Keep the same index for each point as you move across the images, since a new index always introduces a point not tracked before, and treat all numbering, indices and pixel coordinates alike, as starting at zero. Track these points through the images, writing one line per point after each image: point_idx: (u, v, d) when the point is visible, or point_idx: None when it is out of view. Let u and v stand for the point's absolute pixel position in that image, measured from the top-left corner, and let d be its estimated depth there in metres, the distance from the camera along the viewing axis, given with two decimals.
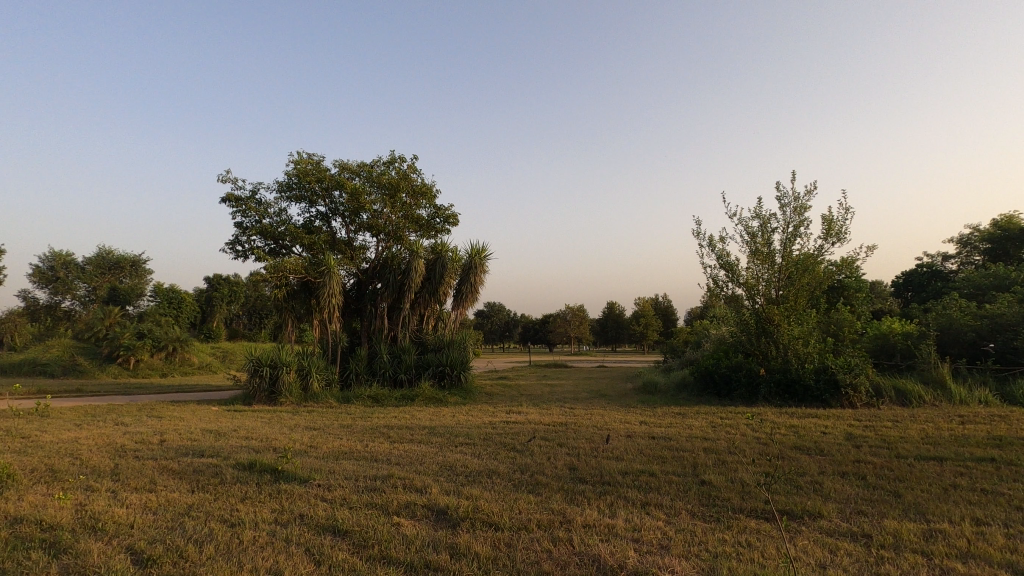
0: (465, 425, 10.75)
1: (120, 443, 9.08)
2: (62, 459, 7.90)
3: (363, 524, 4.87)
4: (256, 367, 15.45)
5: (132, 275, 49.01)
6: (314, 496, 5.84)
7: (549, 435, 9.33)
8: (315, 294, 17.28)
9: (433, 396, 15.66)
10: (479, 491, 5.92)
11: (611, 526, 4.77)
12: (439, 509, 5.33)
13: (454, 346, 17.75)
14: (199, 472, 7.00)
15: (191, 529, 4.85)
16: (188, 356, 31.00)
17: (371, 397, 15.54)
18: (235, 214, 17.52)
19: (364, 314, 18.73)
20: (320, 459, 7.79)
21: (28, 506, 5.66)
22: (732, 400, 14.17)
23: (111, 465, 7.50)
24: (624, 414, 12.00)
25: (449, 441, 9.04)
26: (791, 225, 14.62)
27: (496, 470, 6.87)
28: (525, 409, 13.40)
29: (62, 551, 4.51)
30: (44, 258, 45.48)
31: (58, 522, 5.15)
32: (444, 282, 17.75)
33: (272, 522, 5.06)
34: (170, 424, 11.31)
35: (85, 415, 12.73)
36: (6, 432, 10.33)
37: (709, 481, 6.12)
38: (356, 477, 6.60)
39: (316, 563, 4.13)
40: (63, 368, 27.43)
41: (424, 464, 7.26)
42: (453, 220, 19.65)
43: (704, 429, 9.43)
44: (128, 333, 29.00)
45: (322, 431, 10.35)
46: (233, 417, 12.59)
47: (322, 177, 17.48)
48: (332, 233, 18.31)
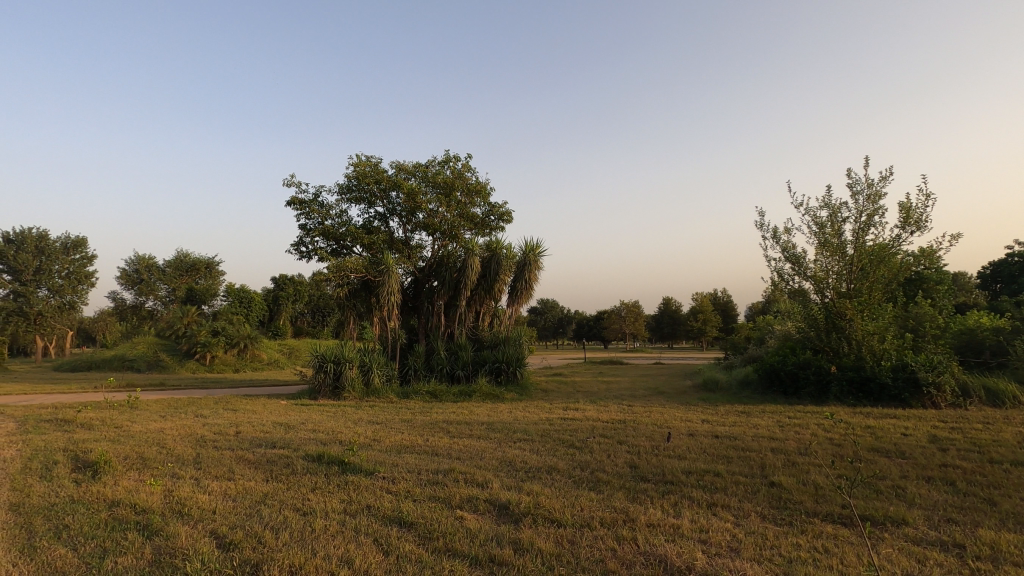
0: (523, 421, 10.81)
1: (200, 434, 9.69)
2: (150, 447, 8.52)
3: (428, 517, 4.98)
4: (321, 362, 16.11)
5: (207, 277, 51.96)
6: (379, 488, 6.02)
7: (608, 432, 9.22)
8: (374, 292, 17.78)
9: (490, 392, 15.81)
10: (540, 487, 5.92)
11: (677, 526, 4.66)
12: (500, 504, 5.37)
13: (509, 343, 17.86)
14: (273, 463, 7.37)
15: (268, 516, 5.12)
16: (258, 352, 32.67)
17: (430, 393, 15.88)
18: (300, 216, 18.26)
19: (421, 311, 19.11)
20: (384, 452, 8.05)
21: (124, 490, 6.15)
22: (800, 399, 13.51)
23: (193, 454, 8.01)
24: (685, 412, 11.71)
25: (508, 437, 9.10)
26: (865, 214, 13.79)
27: (556, 467, 6.85)
28: (583, 406, 13.31)
29: (154, 532, 4.85)
30: (129, 262, 49.14)
31: (150, 505, 5.55)
32: (499, 279, 17.86)
33: (341, 512, 5.25)
34: (244, 417, 11.96)
35: (168, 407, 13.66)
36: (102, 423, 11.22)
37: (779, 483, 5.87)
38: (418, 471, 6.76)
39: (385, 553, 4.25)
40: (148, 364, 29.59)
41: (484, 460, 7.34)
42: (508, 217, 19.75)
43: (771, 429, 9.05)
44: (204, 331, 30.87)
45: (384, 426, 10.66)
46: (301, 411, 13.20)
47: (380, 178, 17.98)
48: (390, 233, 18.81)
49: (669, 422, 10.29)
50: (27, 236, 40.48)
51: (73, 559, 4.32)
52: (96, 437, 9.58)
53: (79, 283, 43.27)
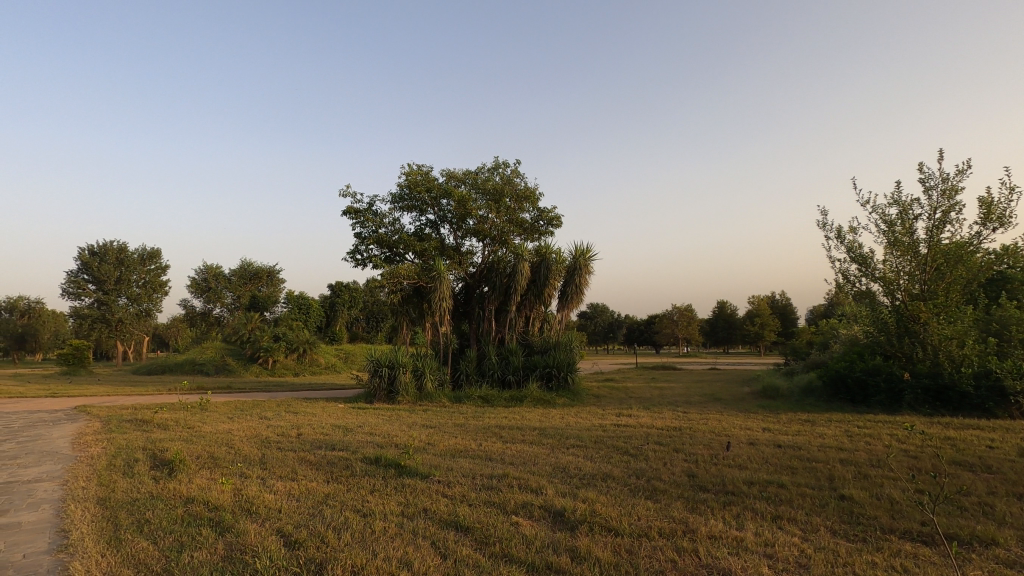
0: (576, 427, 10.73)
1: (266, 436, 10.14)
2: (220, 447, 9.00)
3: (484, 521, 5.01)
4: (376, 367, 16.56)
5: (269, 284, 54.41)
6: (435, 491, 6.11)
7: (663, 440, 9.01)
8: (427, 298, 18.12)
9: (542, 397, 15.79)
10: (596, 494, 5.84)
11: (740, 538, 4.49)
12: (556, 511, 5.33)
13: (560, 348, 17.78)
14: (333, 464, 7.62)
15: (329, 517, 5.28)
16: (316, 357, 33.89)
17: (481, 397, 16.01)
18: (355, 225, 18.85)
19: (472, 316, 19.31)
20: (439, 456, 8.17)
21: (198, 487, 6.51)
22: (869, 407, 12.81)
23: (259, 454, 8.40)
24: (744, 419, 11.30)
25: (561, 442, 9.05)
26: (939, 210, 12.93)
27: (611, 474, 6.76)
28: (636, 412, 13.05)
29: (225, 529, 5.10)
30: (199, 271, 52.06)
31: (221, 503, 5.84)
32: (549, 283, 17.82)
33: (399, 514, 5.37)
34: (305, 420, 12.44)
35: (235, 410, 14.36)
36: (176, 423, 11.93)
37: (850, 496, 5.55)
38: (473, 475, 6.82)
39: (442, 556, 4.31)
40: (216, 368, 31.27)
41: (538, 465, 7.32)
42: (557, 221, 19.71)
43: (839, 439, 8.60)
44: (266, 336, 32.31)
45: (438, 430, 10.81)
46: (358, 414, 13.61)
47: (432, 186, 18.34)
48: (441, 240, 19.13)
49: (728, 430, 9.94)
50: (110, 248, 43.48)
51: (153, 552, 4.60)
52: (172, 436, 10.20)
53: (154, 292, 46.29)
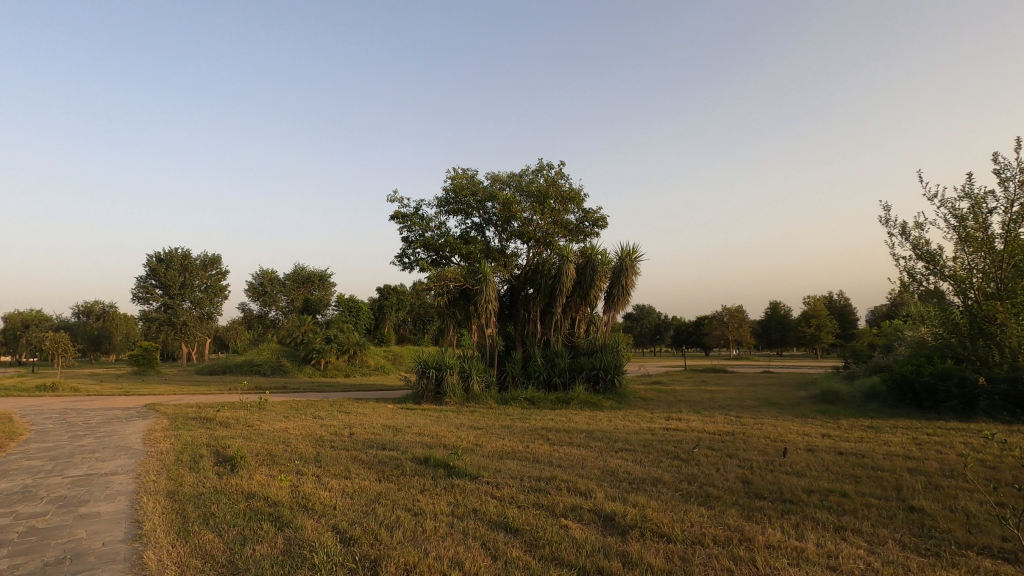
0: (624, 430, 10.57)
1: (319, 434, 10.48)
2: (277, 445, 9.37)
3: (533, 523, 5.01)
4: (423, 368, 16.84)
5: (321, 288, 56.35)
6: (484, 492, 6.15)
7: (715, 445, 8.76)
8: (473, 300, 18.31)
9: (588, 400, 15.64)
10: (646, 499, 5.73)
11: (801, 549, 4.32)
12: (606, 515, 5.27)
13: (607, 350, 17.57)
14: (384, 464, 7.79)
15: (382, 515, 5.40)
16: (366, 358, 34.77)
17: (528, 399, 16.02)
18: (402, 229, 19.24)
19: (518, 318, 19.36)
20: (487, 457, 8.22)
21: (258, 483, 6.79)
22: (939, 414, 12.08)
23: (314, 453, 8.68)
24: (801, 425, 10.85)
25: (609, 446, 8.94)
26: (1017, 203, 12.05)
27: (661, 479, 6.62)
28: (686, 416, 12.75)
29: (284, 524, 5.29)
30: (256, 276, 54.36)
31: (279, 499, 6.07)
32: (595, 285, 17.66)
33: (450, 514, 5.43)
34: (356, 419, 12.79)
35: (290, 409, 14.91)
36: (237, 421, 12.50)
37: (920, 508, 5.24)
38: (521, 477, 6.83)
39: (493, 557, 4.33)
40: (272, 368, 32.59)
41: (586, 468, 7.26)
42: (603, 222, 19.54)
43: (906, 447, 8.14)
44: (319, 338, 33.42)
45: (486, 431, 10.88)
46: (407, 414, 13.87)
47: (477, 190, 18.54)
48: (487, 242, 19.29)
49: (784, 435, 9.57)
50: (174, 255, 45.98)
51: (218, 544, 4.82)
52: (233, 434, 10.67)
53: (215, 296, 48.72)
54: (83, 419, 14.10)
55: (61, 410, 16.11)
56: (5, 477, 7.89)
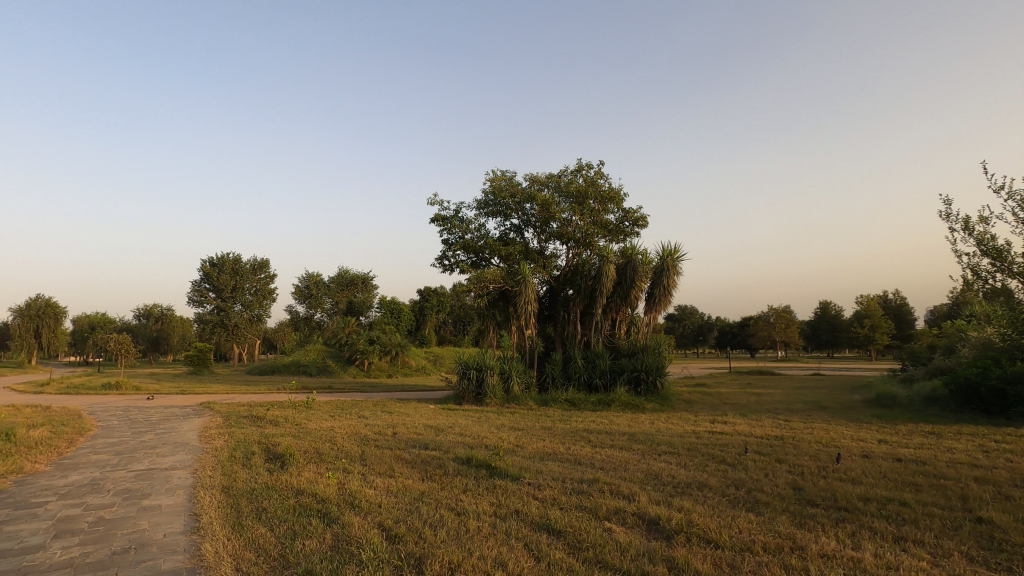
0: (667, 433, 10.38)
1: (363, 434, 10.71)
2: (324, 443, 9.62)
3: (576, 526, 4.98)
4: (464, 369, 16.98)
5: (364, 291, 57.67)
6: (526, 493, 6.16)
7: (764, 449, 8.50)
8: (512, 302, 18.35)
9: (630, 402, 15.44)
10: (692, 504, 5.61)
11: (857, 559, 4.14)
12: (650, 519, 5.19)
13: (648, 352, 17.29)
14: (427, 463, 7.91)
15: (426, 514, 5.47)
16: (408, 359, 35.33)
17: (568, 401, 15.94)
18: (442, 232, 19.47)
19: (557, 319, 19.29)
20: (528, 458, 8.23)
21: (306, 480, 7.00)
22: (1008, 420, 11.37)
23: (358, 451, 8.88)
24: (856, 430, 10.39)
25: (653, 449, 8.79)
26: None
27: (707, 483, 6.47)
28: (732, 419, 12.43)
29: (332, 521, 5.43)
30: (302, 279, 56.06)
31: (327, 496, 6.24)
32: (636, 285, 17.42)
33: (492, 514, 5.46)
34: (399, 419, 13.01)
35: (336, 408, 15.30)
36: (285, 420, 12.91)
37: (989, 519, 4.93)
38: (563, 479, 6.80)
39: (536, 558, 4.32)
40: (318, 369, 33.52)
41: (629, 471, 7.17)
42: (643, 222, 19.26)
43: (972, 454, 7.68)
44: (362, 339, 34.19)
45: (526, 432, 10.89)
46: (448, 415, 14.02)
47: (515, 192, 18.59)
48: (526, 244, 19.31)
49: (838, 440, 9.18)
50: (226, 260, 47.97)
51: (270, 538, 4.99)
52: (282, 432, 11.04)
53: (264, 299, 50.53)
54: (145, 416, 14.86)
55: (125, 408, 17.03)
56: (76, 470, 8.39)
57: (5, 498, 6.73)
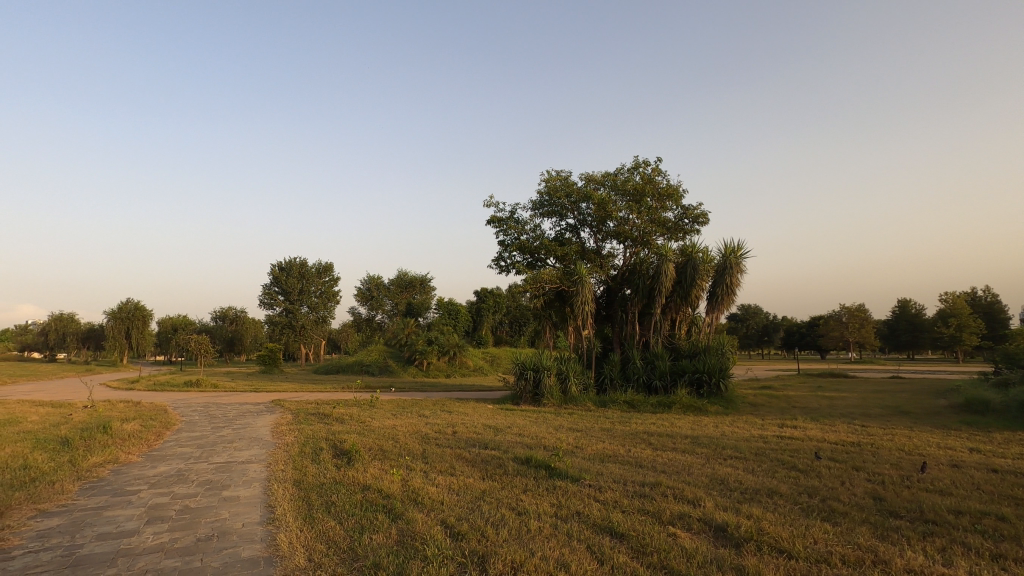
0: (732, 437, 10.01)
1: (424, 432, 10.95)
2: (387, 441, 9.91)
3: (639, 530, 4.89)
4: (521, 369, 17.04)
5: (422, 292, 58.98)
6: (586, 495, 6.11)
7: (839, 456, 8.04)
8: (569, 302, 18.23)
9: (692, 404, 15.00)
10: (761, 511, 5.38)
11: None
12: (717, 525, 5.02)
13: (711, 353, 16.74)
14: (486, 462, 8.01)
15: (488, 512, 5.53)
16: (465, 360, 35.82)
17: (627, 402, 15.69)
18: (499, 233, 19.62)
19: (615, 319, 19.02)
20: (588, 460, 8.15)
21: (372, 476, 7.23)
22: None
23: (420, 449, 9.09)
24: (943, 437, 9.65)
25: (718, 453, 8.51)
26: None
27: (777, 490, 6.20)
28: (802, 423, 11.85)
29: (397, 516, 5.58)
30: (364, 282, 57.98)
31: (392, 492, 6.42)
32: (697, 284, 16.90)
33: (553, 515, 5.44)
34: (458, 419, 13.22)
35: (397, 407, 15.74)
36: (351, 417, 13.40)
37: None
38: (625, 481, 6.69)
39: (599, 561, 4.27)
40: (379, 369, 34.56)
41: (693, 475, 6.96)
42: (704, 219, 18.71)
43: None
44: (421, 340, 34.98)
45: (586, 433, 10.81)
46: (506, 415, 14.12)
47: (571, 191, 18.47)
48: (582, 244, 19.18)
49: (923, 448, 8.55)
50: (293, 264, 50.37)
51: (340, 531, 5.18)
52: (348, 430, 11.46)
53: (329, 301, 52.63)
54: (223, 412, 15.82)
55: (205, 404, 18.19)
56: (164, 461, 9.05)
57: (105, 486, 7.34)
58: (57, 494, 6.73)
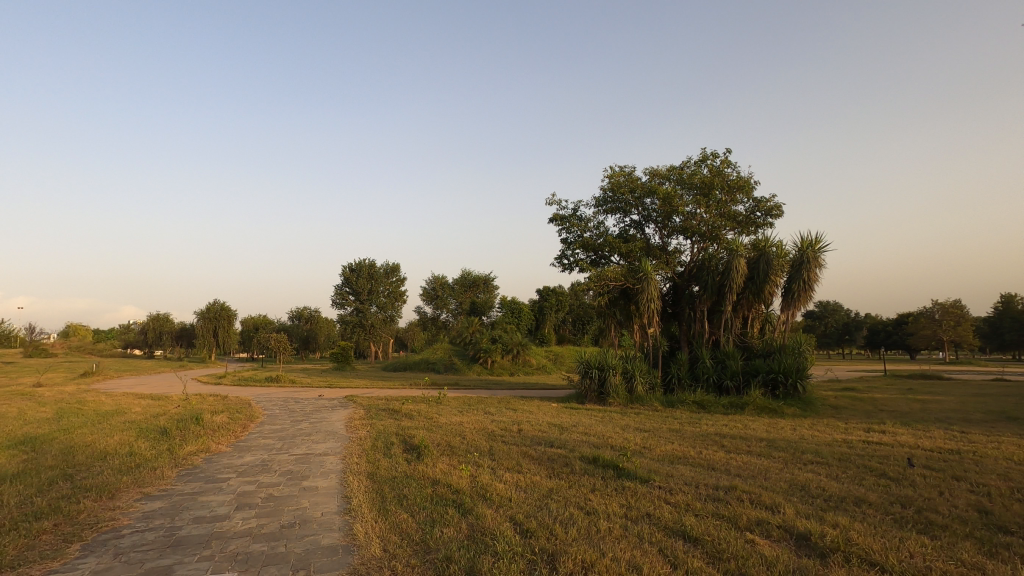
0: (812, 441, 9.47)
1: (490, 429, 11.08)
2: (455, 437, 10.11)
3: (715, 535, 4.71)
4: (586, 368, 16.88)
5: (486, 291, 59.75)
6: (657, 497, 5.96)
7: (936, 464, 7.42)
8: (634, 300, 17.85)
9: (766, 405, 14.32)
10: (849, 520, 5.05)
11: None
12: (799, 533, 4.77)
13: (786, 352, 15.91)
14: (553, 460, 7.98)
15: (556, 511, 5.51)
16: (529, 358, 35.94)
17: (697, 402, 15.20)
18: (562, 231, 19.52)
19: (682, 317, 18.48)
20: (657, 461, 7.97)
21: (441, 471, 7.40)
22: None
23: (487, 446, 9.21)
24: None
25: (797, 457, 8.08)
26: None
27: (865, 498, 5.80)
28: (891, 428, 11.03)
29: (467, 511, 5.68)
30: (429, 282, 59.41)
31: (461, 487, 6.54)
32: (770, 280, 16.11)
33: (623, 516, 5.35)
34: (523, 416, 13.28)
35: (463, 404, 16.02)
36: (419, 413, 13.78)
37: None
38: (697, 484, 6.48)
39: (672, 565, 4.16)
40: (445, 366, 35.32)
41: (770, 480, 6.64)
42: (777, 211, 17.83)
43: None
44: (485, 338, 35.45)
45: (654, 433, 10.59)
46: (571, 414, 14.04)
47: (635, 187, 18.08)
48: (647, 240, 18.79)
49: None
50: (363, 265, 52.48)
51: (412, 524, 5.33)
52: (417, 425, 11.80)
53: (396, 300, 54.35)
54: (302, 406, 16.68)
55: (285, 399, 19.26)
56: (250, 452, 9.66)
57: (199, 472, 7.94)
58: (158, 478, 7.34)
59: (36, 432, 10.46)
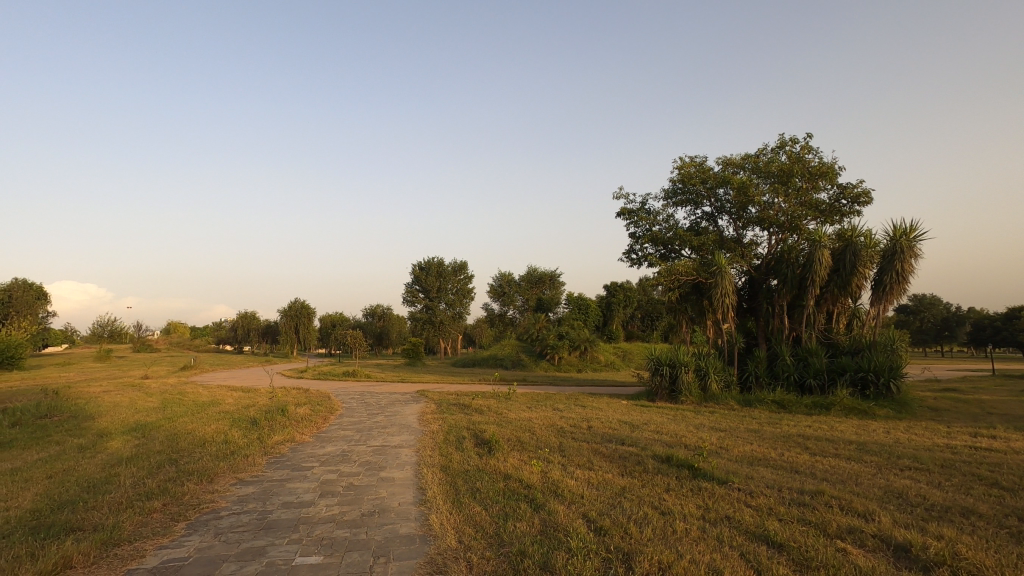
0: (910, 446, 8.75)
1: (560, 426, 11.04)
2: (525, 433, 10.15)
3: (802, 541, 4.47)
4: (656, 365, 16.45)
5: (552, 288, 59.69)
6: (737, 499, 5.71)
7: None
8: (706, 295, 17.17)
9: (855, 406, 13.39)
10: (955, 533, 4.62)
11: None
12: (897, 544, 4.43)
13: (877, 349, 14.80)
14: (625, 459, 7.84)
15: (629, 510, 5.41)
16: (597, 354, 35.52)
17: (776, 402, 14.45)
18: (630, 226, 19.15)
19: (760, 313, 17.63)
20: (736, 461, 7.65)
21: (512, 466, 7.46)
22: None
23: (557, 443, 9.18)
24: None
25: (892, 462, 7.49)
26: None
27: (974, 509, 5.29)
28: (1003, 433, 10.01)
29: (540, 506, 5.69)
30: (496, 279, 60.07)
31: (533, 483, 6.56)
32: (858, 273, 15.05)
33: (701, 518, 5.18)
34: (593, 413, 13.15)
35: (532, 400, 16.07)
36: (489, 409, 13.96)
37: None
38: (779, 487, 6.16)
39: (756, 571, 3.98)
40: (512, 363, 35.57)
41: (861, 486, 6.21)
42: (866, 198, 16.61)
43: None
44: (552, 334, 35.37)
45: (731, 433, 10.16)
46: (642, 411, 13.76)
47: (707, 177, 17.40)
48: (720, 233, 18.07)
49: None
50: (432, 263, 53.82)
51: (486, 517, 5.41)
52: (487, 420, 11.95)
53: (464, 297, 55.36)
54: (377, 400, 17.35)
55: (361, 392, 20.14)
56: (331, 442, 10.17)
57: (286, 461, 8.45)
58: (251, 465, 7.88)
59: (145, 420, 11.52)
